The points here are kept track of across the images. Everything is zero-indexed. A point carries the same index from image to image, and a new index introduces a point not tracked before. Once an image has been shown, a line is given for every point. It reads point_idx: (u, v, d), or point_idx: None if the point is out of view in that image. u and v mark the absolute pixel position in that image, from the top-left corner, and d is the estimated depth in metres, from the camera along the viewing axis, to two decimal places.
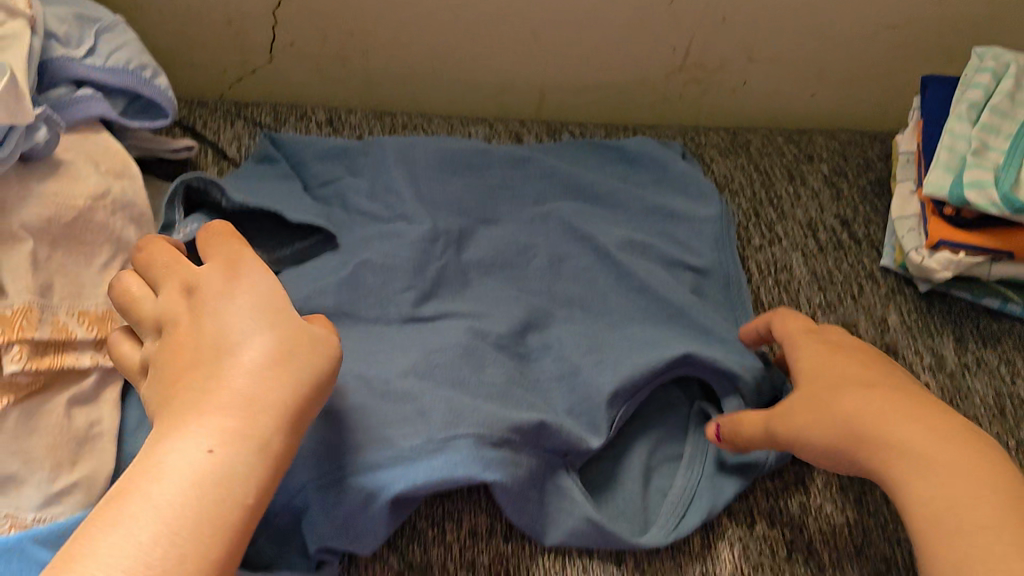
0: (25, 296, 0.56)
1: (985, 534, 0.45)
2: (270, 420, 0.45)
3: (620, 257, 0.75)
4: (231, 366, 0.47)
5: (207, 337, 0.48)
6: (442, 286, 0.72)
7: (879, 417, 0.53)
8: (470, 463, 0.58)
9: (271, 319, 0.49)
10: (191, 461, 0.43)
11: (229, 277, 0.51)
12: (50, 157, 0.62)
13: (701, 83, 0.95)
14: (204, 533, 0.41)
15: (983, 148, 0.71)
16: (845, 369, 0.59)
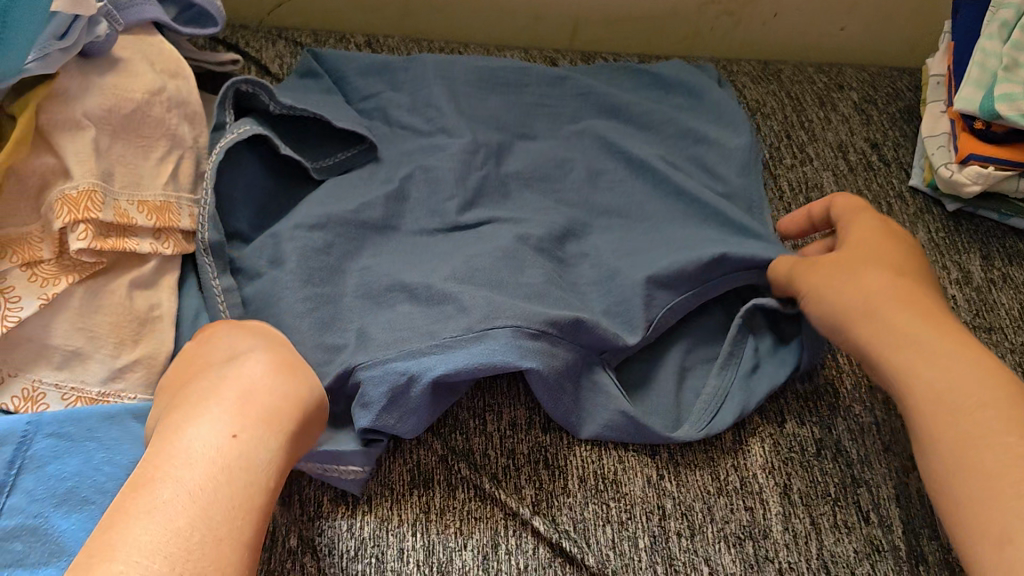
0: (90, 179, 0.58)
1: (980, 422, 0.49)
2: (280, 421, 0.47)
3: (656, 165, 0.76)
4: (237, 377, 0.49)
5: (213, 369, 0.50)
6: (483, 195, 0.74)
7: (890, 299, 0.57)
8: (509, 350, 0.59)
9: (273, 357, 0.52)
10: (214, 445, 0.44)
11: (236, 342, 0.55)
12: (108, 54, 0.64)
13: (733, 15, 0.96)
14: (234, 509, 0.42)
15: (1014, 65, 0.72)
16: (878, 246, 0.62)
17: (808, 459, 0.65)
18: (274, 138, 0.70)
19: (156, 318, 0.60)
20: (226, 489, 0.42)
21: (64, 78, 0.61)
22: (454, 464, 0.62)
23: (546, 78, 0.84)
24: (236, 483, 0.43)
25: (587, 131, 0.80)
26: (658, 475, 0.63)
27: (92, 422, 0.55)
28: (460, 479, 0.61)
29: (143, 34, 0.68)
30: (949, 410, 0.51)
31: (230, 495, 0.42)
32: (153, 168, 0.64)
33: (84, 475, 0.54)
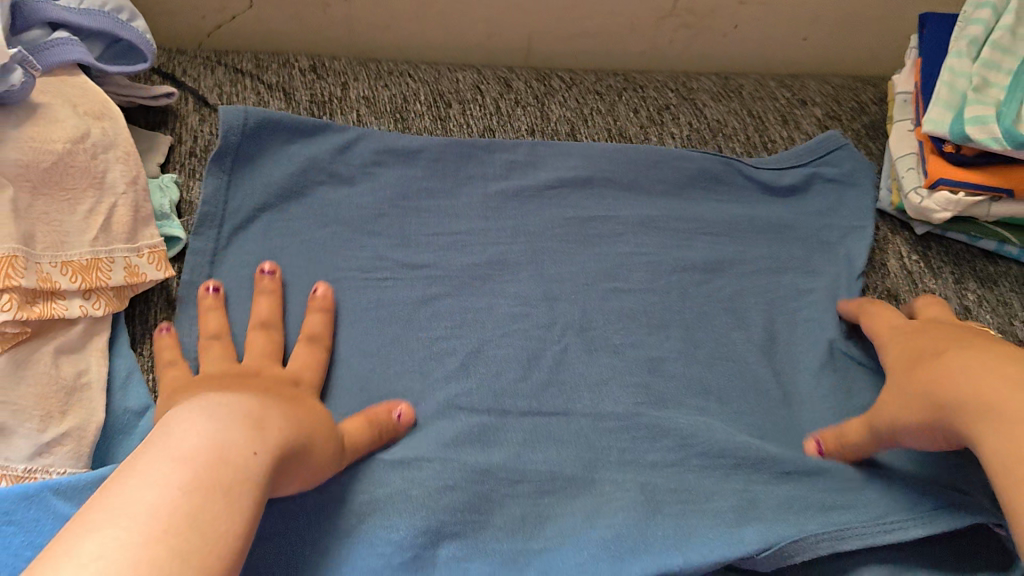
0: (9, 245, 0.55)
1: (995, 382, 0.52)
2: (251, 463, 0.46)
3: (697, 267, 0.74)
4: (165, 442, 0.45)
5: (213, 460, 0.44)
6: (418, 315, 0.68)
7: (947, 371, 0.56)
8: None
9: (259, 413, 0.50)
10: (160, 476, 0.43)
11: (293, 386, 0.58)
12: (26, 99, 0.60)
13: (693, 28, 0.93)
14: (199, 505, 0.42)
15: (984, 85, 0.69)
16: (979, 373, 0.53)
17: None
18: (86, 57, 0.65)
19: (83, 386, 0.57)
20: (203, 485, 0.43)
21: None
22: None
23: (536, 226, 0.74)
24: (179, 494, 0.42)
25: (547, 173, 0.77)
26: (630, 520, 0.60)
27: (8, 504, 0.51)
28: None
29: (65, 75, 0.64)
30: (983, 403, 0.51)
31: (185, 498, 0.42)
32: (81, 222, 0.60)
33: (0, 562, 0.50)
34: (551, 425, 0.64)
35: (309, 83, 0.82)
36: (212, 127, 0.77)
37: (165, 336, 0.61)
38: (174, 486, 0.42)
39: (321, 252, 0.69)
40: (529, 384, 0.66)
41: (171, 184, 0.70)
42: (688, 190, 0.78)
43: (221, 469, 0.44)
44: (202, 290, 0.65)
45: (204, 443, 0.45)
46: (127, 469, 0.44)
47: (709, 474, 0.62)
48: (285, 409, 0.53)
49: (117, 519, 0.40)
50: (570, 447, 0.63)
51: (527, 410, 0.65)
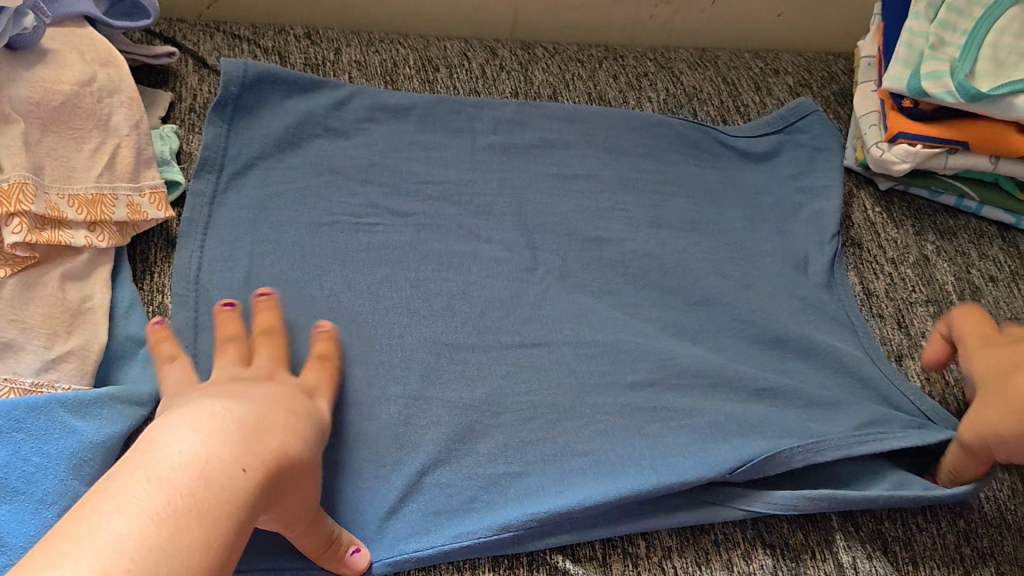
0: (20, 172, 0.58)
1: None
2: (238, 488, 0.44)
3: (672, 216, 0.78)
4: (154, 455, 0.44)
5: (199, 481, 0.43)
6: (406, 257, 0.71)
7: (1010, 381, 0.57)
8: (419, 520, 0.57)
9: (256, 424, 0.48)
10: (142, 499, 0.41)
11: (296, 396, 0.55)
12: (37, 46, 0.64)
13: (672, 3, 0.97)
14: (176, 534, 0.40)
15: (939, 44, 0.74)
16: None
17: (797, 544, 0.59)
18: (92, 10, 0.69)
19: (88, 310, 0.60)
20: (181, 512, 0.41)
21: None
22: None
23: (519, 180, 0.78)
24: (154, 524, 0.40)
25: (530, 131, 0.81)
26: None
27: (19, 412, 0.53)
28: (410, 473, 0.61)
29: (73, 27, 0.68)
30: None
31: (158, 531, 0.40)
32: (87, 160, 0.64)
33: (12, 466, 0.52)
34: (531, 357, 0.67)
35: (304, 48, 0.86)
36: (210, 86, 0.80)
37: (161, 330, 0.60)
38: (150, 515, 0.40)
39: (314, 197, 0.73)
40: (512, 318, 0.69)
41: (172, 134, 0.74)
42: (665, 148, 0.82)
43: (208, 496, 0.43)
44: (201, 228, 0.69)
45: (191, 461, 0.44)
46: (106, 487, 0.42)
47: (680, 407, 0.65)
48: (276, 419, 0.50)
49: (86, 547, 0.38)
50: (548, 380, 0.65)
51: (510, 345, 0.67)
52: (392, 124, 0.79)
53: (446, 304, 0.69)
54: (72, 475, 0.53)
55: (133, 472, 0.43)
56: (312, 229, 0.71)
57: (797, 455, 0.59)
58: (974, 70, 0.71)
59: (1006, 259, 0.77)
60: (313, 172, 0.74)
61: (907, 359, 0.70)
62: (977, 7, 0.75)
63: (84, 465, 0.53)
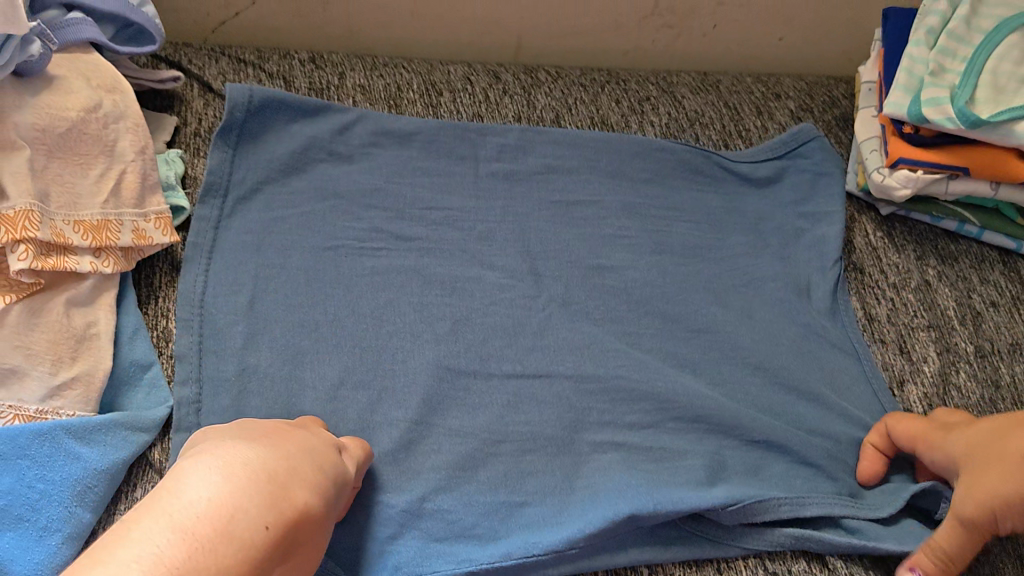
0: (26, 200, 0.58)
1: None
2: (260, 547, 0.42)
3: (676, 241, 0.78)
4: (171, 503, 0.41)
5: (216, 535, 0.40)
6: (409, 282, 0.71)
7: (989, 453, 0.56)
8: (423, 551, 0.57)
9: (263, 495, 0.43)
10: (156, 551, 0.38)
11: (300, 478, 0.47)
12: (43, 72, 0.65)
13: (673, 28, 0.98)
14: None
15: (939, 70, 0.74)
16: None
17: (800, 572, 0.59)
18: (99, 36, 0.70)
19: (93, 336, 0.60)
20: (194, 573, 0.38)
21: None
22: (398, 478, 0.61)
23: (522, 206, 0.78)
24: None
25: (532, 156, 0.81)
26: None
27: (24, 439, 0.53)
28: None
29: (80, 53, 0.69)
30: None
31: None
32: (93, 186, 0.64)
33: (16, 493, 0.52)
34: (533, 386, 0.67)
35: (308, 73, 0.87)
36: (215, 111, 0.81)
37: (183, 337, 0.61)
38: (163, 571, 0.37)
39: (317, 223, 0.73)
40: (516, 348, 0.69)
41: (176, 159, 0.74)
42: (667, 173, 0.83)
43: (222, 556, 0.40)
44: (205, 253, 0.69)
45: (212, 513, 0.41)
46: (130, 525, 0.40)
47: (683, 435, 0.65)
48: (302, 471, 0.48)
49: None
50: (551, 408, 0.65)
51: (512, 372, 0.67)
52: (395, 149, 0.79)
53: (449, 330, 0.69)
54: (77, 502, 0.53)
55: (150, 520, 0.40)
56: (316, 255, 0.71)
57: (783, 507, 0.60)
58: (975, 97, 0.72)
59: (1007, 285, 0.78)
60: (317, 197, 0.75)
61: (910, 385, 0.70)
62: (978, 33, 0.76)
63: (87, 492, 0.53)
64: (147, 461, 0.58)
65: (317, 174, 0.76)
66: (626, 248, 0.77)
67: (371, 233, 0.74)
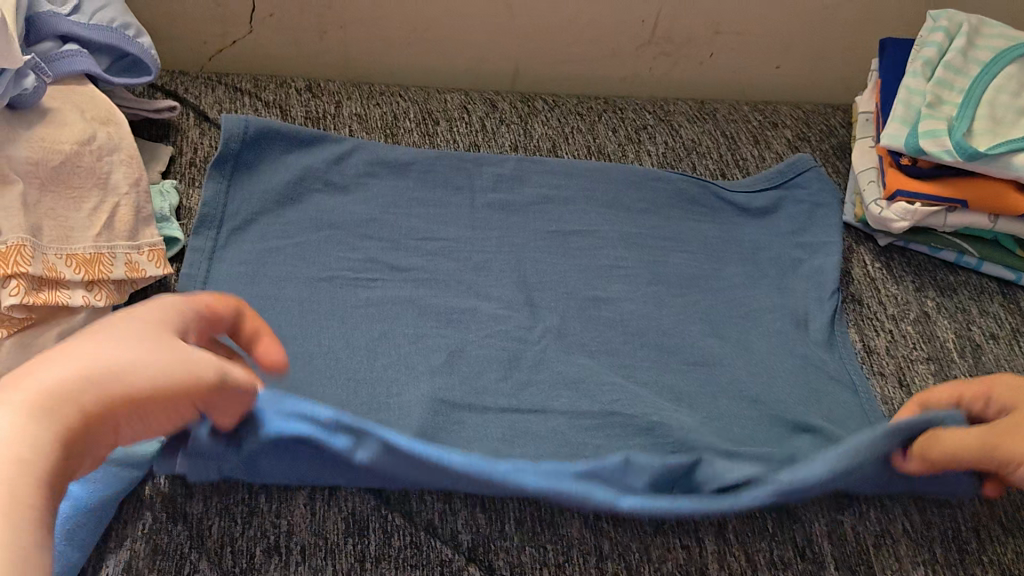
0: (18, 235, 0.58)
1: None
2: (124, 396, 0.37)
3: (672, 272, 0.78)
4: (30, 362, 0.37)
5: (58, 415, 0.35)
6: (403, 313, 0.71)
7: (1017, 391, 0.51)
8: None
9: (149, 342, 0.40)
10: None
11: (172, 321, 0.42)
12: (37, 104, 0.65)
13: (670, 56, 0.98)
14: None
15: (937, 101, 0.74)
16: None
17: None
18: (95, 67, 0.70)
19: None
20: (16, 489, 0.33)
21: None
22: (390, 513, 0.60)
23: (518, 237, 0.78)
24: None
25: (527, 185, 0.81)
26: None
27: None
28: (395, 527, 0.59)
29: (75, 84, 0.69)
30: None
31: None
32: (86, 219, 0.64)
33: None
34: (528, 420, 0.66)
35: (305, 101, 0.87)
36: (211, 140, 0.81)
37: None
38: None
39: (310, 254, 0.73)
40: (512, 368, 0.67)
41: (171, 189, 0.74)
42: (664, 203, 0.82)
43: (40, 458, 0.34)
44: (198, 284, 0.68)
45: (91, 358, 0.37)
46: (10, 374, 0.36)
47: None
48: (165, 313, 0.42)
49: None
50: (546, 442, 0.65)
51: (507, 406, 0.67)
52: (390, 179, 0.79)
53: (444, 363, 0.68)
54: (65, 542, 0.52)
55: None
56: (310, 286, 0.71)
57: None
58: (972, 129, 0.71)
59: (1006, 316, 0.77)
60: (311, 228, 0.74)
61: None
62: (975, 64, 0.76)
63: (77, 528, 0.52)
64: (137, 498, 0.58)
65: (311, 205, 0.76)
66: (622, 278, 0.77)
67: (366, 263, 0.73)
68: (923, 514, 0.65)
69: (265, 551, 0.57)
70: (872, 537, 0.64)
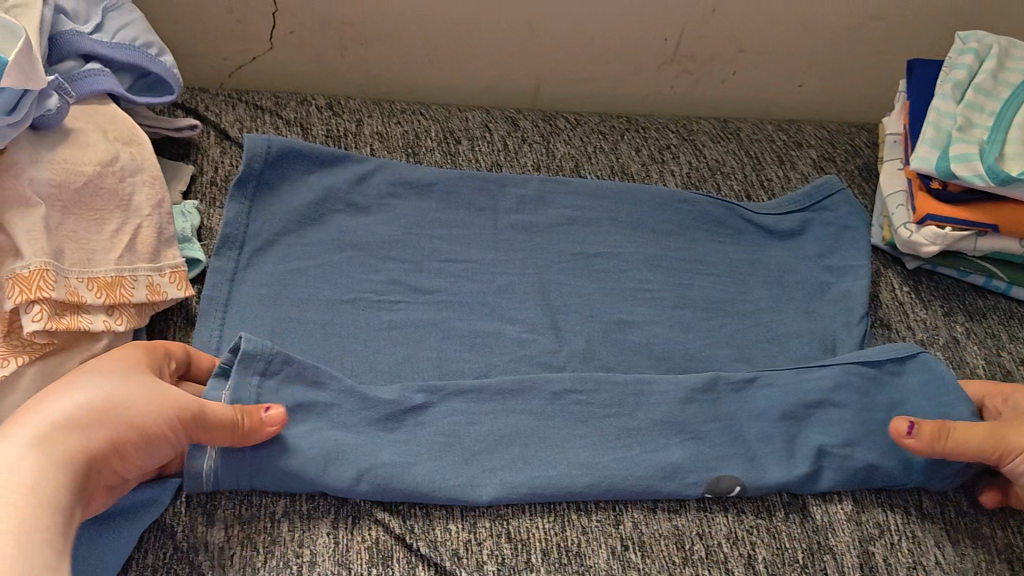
0: (41, 258, 0.58)
1: None
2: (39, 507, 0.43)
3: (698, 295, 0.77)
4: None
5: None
6: (426, 336, 0.70)
7: None
8: None
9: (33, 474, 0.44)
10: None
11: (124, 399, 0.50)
12: (59, 125, 0.64)
13: (693, 74, 0.97)
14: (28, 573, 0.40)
15: (967, 124, 0.73)
16: None
17: None
18: (117, 87, 0.69)
19: None
20: None
21: (14, 150, 0.60)
22: (413, 542, 0.59)
23: (541, 259, 0.77)
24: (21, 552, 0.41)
25: (551, 206, 0.80)
26: (622, 545, 0.61)
27: None
28: (419, 557, 0.58)
29: (97, 104, 0.68)
30: None
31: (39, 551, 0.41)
32: (108, 241, 0.63)
33: None
34: None
35: (326, 120, 0.86)
36: (232, 159, 0.80)
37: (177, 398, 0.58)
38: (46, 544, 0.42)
39: (333, 275, 0.72)
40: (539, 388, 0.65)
41: (193, 210, 0.73)
42: (689, 224, 0.81)
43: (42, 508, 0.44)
44: (220, 306, 0.68)
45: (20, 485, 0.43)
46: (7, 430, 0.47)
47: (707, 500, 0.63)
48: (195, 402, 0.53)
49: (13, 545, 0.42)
50: None
51: None
52: (413, 199, 0.78)
53: None
54: None
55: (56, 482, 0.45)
56: (332, 308, 0.70)
57: None
58: (1004, 153, 0.70)
59: None
60: (334, 249, 0.74)
61: None
62: (1005, 87, 0.75)
63: None
64: (159, 526, 0.57)
65: (334, 226, 0.75)
66: (648, 302, 0.76)
67: (389, 285, 0.72)
68: (955, 546, 0.64)
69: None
70: (905, 569, 0.62)
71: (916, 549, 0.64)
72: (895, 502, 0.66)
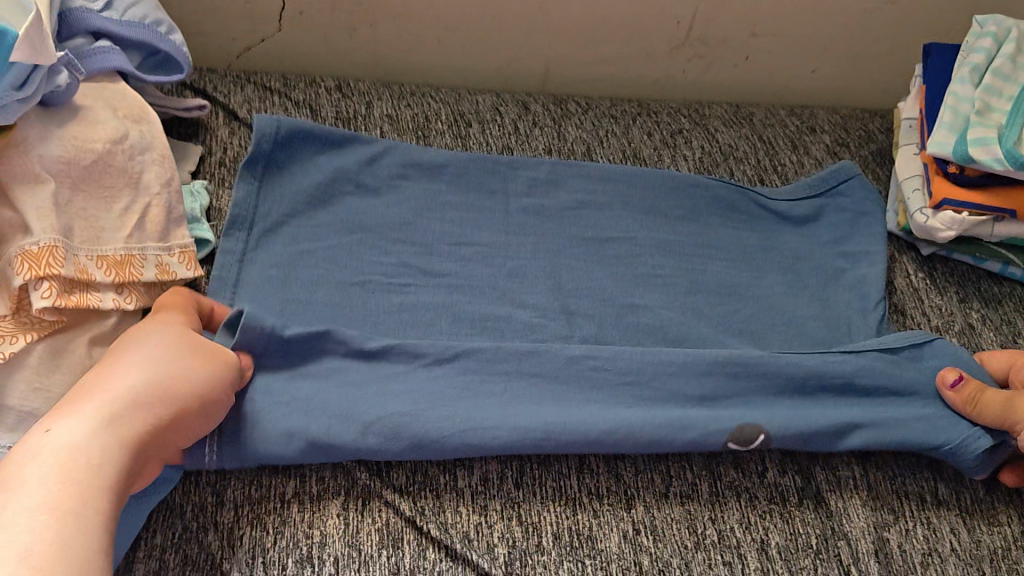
0: (50, 235, 0.57)
1: None
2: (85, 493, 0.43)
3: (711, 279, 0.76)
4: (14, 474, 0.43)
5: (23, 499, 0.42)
6: (437, 319, 0.69)
7: None
8: None
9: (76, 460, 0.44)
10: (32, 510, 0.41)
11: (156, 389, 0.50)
12: (68, 101, 0.63)
13: (705, 58, 0.96)
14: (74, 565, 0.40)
15: (986, 108, 0.72)
16: None
17: None
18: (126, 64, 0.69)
19: None
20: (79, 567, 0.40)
21: (24, 126, 0.59)
22: (423, 524, 0.58)
23: (552, 243, 0.76)
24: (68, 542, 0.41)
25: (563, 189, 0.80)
26: (634, 529, 0.60)
27: None
28: (430, 539, 0.58)
29: (106, 81, 0.67)
30: None
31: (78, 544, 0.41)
32: (117, 220, 0.62)
33: None
34: None
35: (335, 101, 0.85)
36: (241, 139, 0.80)
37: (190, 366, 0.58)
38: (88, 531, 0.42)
39: (344, 256, 0.71)
40: (551, 368, 0.65)
41: (202, 190, 0.73)
42: (701, 208, 0.81)
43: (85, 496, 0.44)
44: (230, 287, 0.67)
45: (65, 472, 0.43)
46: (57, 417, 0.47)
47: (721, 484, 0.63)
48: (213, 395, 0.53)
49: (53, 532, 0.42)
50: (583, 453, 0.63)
51: None
52: (423, 181, 0.78)
53: None
54: None
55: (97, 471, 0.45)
56: (343, 290, 0.69)
57: None
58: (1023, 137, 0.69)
59: None
60: (344, 230, 0.73)
61: None
62: None
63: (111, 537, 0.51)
64: (168, 506, 0.56)
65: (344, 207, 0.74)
66: (660, 286, 0.75)
67: (399, 266, 0.72)
68: (972, 533, 0.64)
69: (297, 561, 0.55)
70: (920, 555, 0.62)
71: (931, 536, 0.63)
72: (910, 488, 0.66)
